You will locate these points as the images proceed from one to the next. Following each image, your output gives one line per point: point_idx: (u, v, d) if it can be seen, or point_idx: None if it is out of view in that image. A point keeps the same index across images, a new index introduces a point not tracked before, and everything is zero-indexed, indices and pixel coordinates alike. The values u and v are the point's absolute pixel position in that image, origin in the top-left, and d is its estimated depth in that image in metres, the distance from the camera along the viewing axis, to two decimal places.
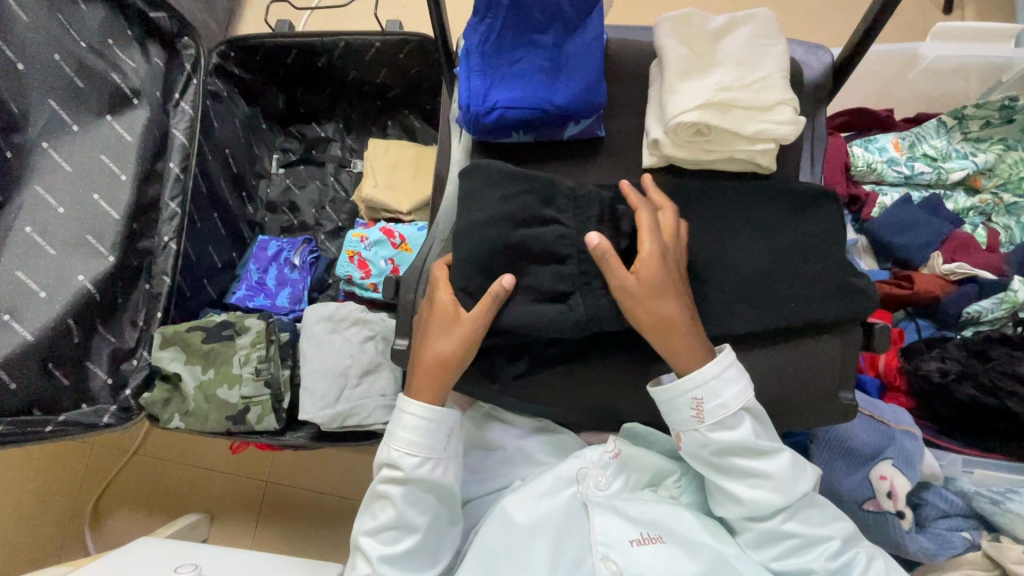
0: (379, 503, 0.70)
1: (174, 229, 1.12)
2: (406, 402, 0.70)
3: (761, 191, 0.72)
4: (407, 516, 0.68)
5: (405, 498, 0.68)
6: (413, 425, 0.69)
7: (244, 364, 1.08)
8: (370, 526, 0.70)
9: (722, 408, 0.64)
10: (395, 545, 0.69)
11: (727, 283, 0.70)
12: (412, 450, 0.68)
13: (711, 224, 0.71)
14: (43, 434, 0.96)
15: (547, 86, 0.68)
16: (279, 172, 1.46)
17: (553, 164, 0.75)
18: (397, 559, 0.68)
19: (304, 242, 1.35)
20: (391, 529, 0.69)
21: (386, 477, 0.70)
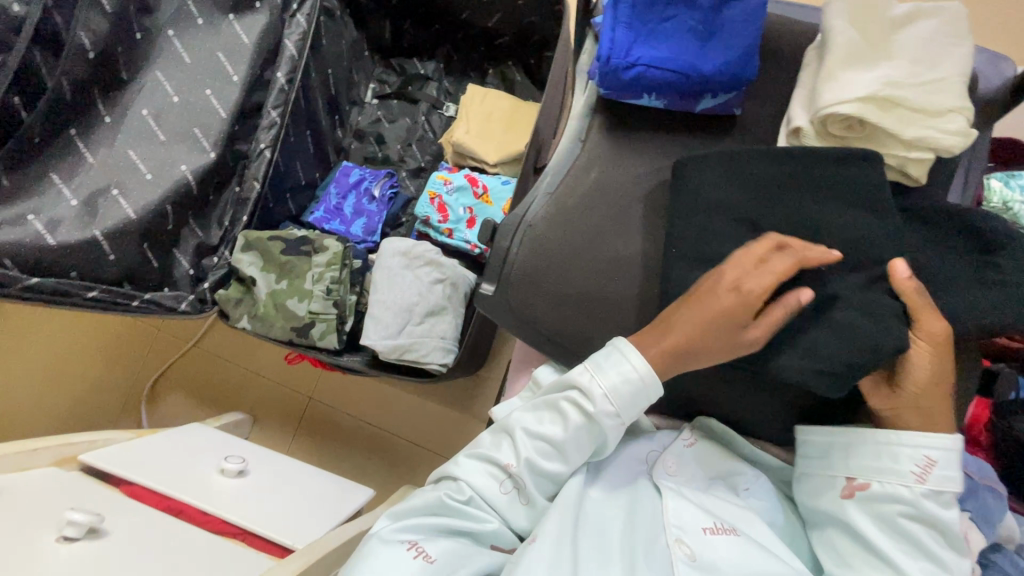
0: (548, 412, 0.67)
1: (271, 138, 1.15)
2: (628, 349, 0.62)
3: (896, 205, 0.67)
4: (569, 444, 0.65)
5: (577, 430, 0.64)
6: (626, 382, 0.62)
7: (317, 281, 1.11)
8: (531, 428, 0.67)
9: (948, 480, 0.61)
10: (541, 460, 0.66)
11: None
12: (611, 398, 0.62)
13: None
14: (130, 308, 0.99)
15: (695, 51, 0.65)
16: (373, 102, 1.47)
17: (678, 136, 0.71)
18: (539, 472, 0.66)
19: (387, 176, 1.36)
20: (547, 445, 0.66)
21: (570, 400, 0.65)
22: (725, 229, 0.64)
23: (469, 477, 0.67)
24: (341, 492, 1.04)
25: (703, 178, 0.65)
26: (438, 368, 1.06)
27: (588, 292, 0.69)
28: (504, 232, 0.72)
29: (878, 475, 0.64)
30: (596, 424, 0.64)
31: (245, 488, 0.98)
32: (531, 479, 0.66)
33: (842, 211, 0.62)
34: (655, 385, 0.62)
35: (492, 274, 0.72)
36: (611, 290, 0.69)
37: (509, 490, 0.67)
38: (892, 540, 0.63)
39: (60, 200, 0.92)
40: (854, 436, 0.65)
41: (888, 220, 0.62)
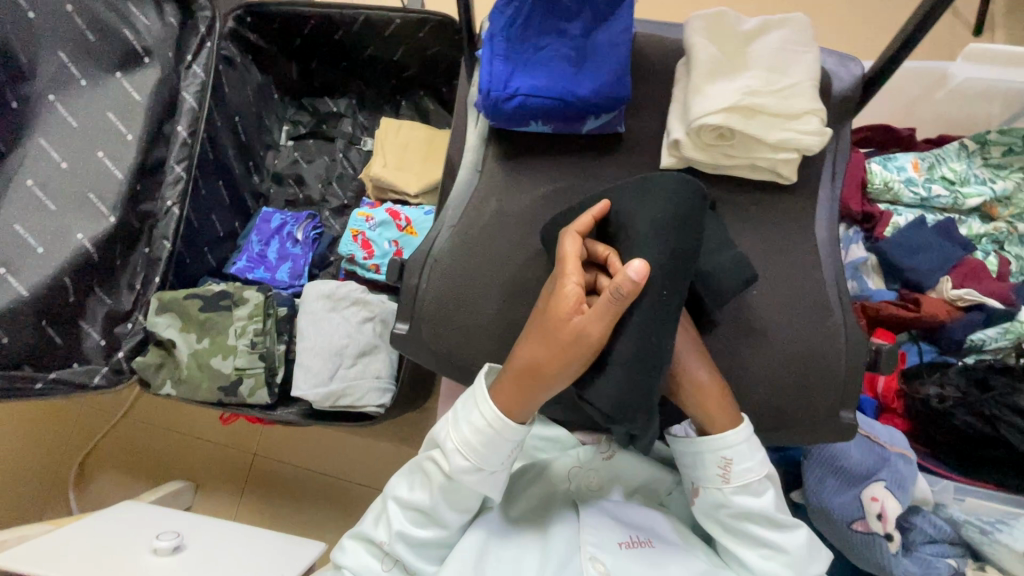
0: (418, 476, 0.67)
1: (178, 196, 1.12)
2: (479, 398, 0.62)
3: (776, 204, 0.71)
4: (438, 507, 0.65)
5: (443, 491, 0.64)
6: (476, 430, 0.61)
7: (240, 336, 1.07)
8: (403, 496, 0.67)
9: (747, 472, 0.64)
10: (416, 528, 0.66)
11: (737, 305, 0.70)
12: (465, 451, 0.62)
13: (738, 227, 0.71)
14: (30, 391, 0.95)
15: (571, 77, 0.67)
16: (288, 144, 1.45)
17: (570, 157, 0.73)
18: (416, 542, 0.66)
19: (309, 218, 1.34)
20: (419, 513, 0.66)
21: (432, 460, 0.65)
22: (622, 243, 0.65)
23: (351, 561, 0.67)
24: (287, 552, 1.00)
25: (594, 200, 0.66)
26: (376, 409, 1.04)
27: (500, 319, 0.70)
28: (412, 269, 0.72)
29: (699, 481, 0.66)
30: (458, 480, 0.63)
31: (181, 563, 0.92)
32: (407, 552, 0.66)
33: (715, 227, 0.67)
34: (509, 421, 0.61)
35: (403, 312, 0.72)
36: (522, 315, 0.69)
37: (391, 566, 0.67)
38: (733, 535, 0.66)
39: None
40: (676, 450, 0.67)
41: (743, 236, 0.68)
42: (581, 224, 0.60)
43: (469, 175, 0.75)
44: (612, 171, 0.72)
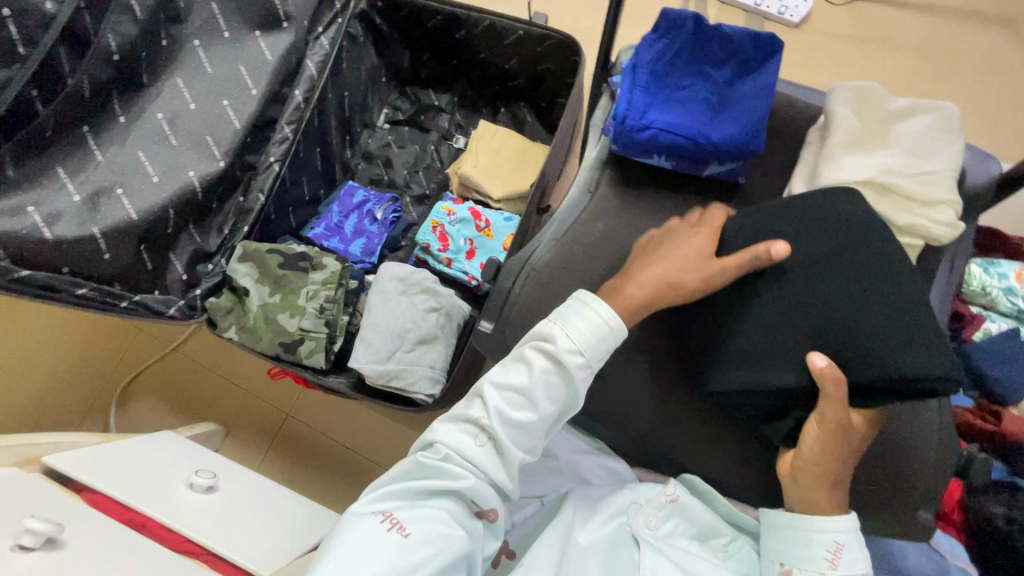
0: (514, 363, 0.67)
1: (281, 153, 1.18)
2: (594, 301, 0.64)
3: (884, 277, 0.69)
4: (538, 391, 0.64)
5: (543, 376, 0.64)
6: (586, 321, 0.63)
7: (311, 299, 1.10)
8: (499, 379, 0.66)
9: (856, 565, 0.63)
10: (513, 411, 0.65)
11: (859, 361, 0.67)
12: (576, 339, 0.63)
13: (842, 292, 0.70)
14: (117, 309, 0.96)
15: (705, 120, 0.68)
16: (384, 126, 1.50)
17: (684, 197, 0.74)
18: (510, 425, 0.65)
19: (391, 200, 1.38)
20: (517, 396, 0.65)
21: (534, 348, 0.65)
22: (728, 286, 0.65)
23: (442, 436, 0.66)
24: (313, 522, 1.01)
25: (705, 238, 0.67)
26: (423, 399, 1.04)
27: None
28: (508, 273, 0.73)
29: (799, 561, 0.64)
30: (561, 368, 0.64)
31: (214, 506, 0.93)
32: (501, 430, 0.64)
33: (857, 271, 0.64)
34: (621, 322, 0.64)
35: (492, 312, 0.73)
36: None
37: (484, 443, 0.66)
38: None
39: (62, 194, 0.90)
40: (778, 525, 0.66)
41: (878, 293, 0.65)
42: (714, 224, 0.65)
43: (580, 196, 0.76)
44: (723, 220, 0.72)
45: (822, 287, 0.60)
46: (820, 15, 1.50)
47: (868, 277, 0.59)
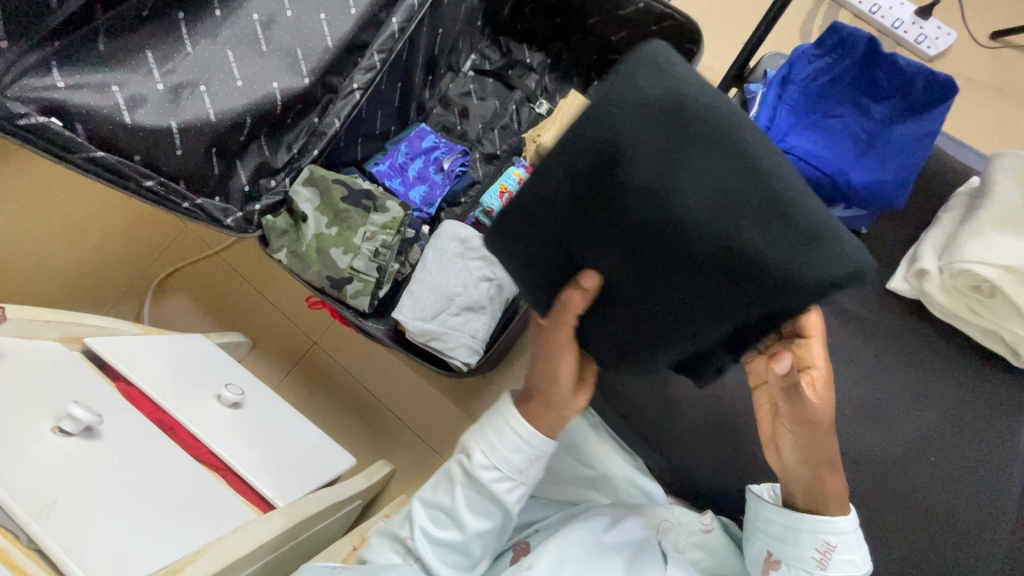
0: (440, 482, 0.75)
1: (366, 81, 1.12)
2: (508, 414, 0.71)
3: (668, 122, 0.48)
4: (460, 508, 0.72)
5: (464, 493, 0.72)
6: (505, 442, 0.70)
7: (367, 240, 1.07)
8: (425, 498, 0.75)
9: (847, 562, 0.67)
10: (440, 527, 0.73)
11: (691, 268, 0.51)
12: (488, 457, 0.71)
13: (697, 183, 0.48)
14: (178, 208, 0.95)
15: (850, 154, 0.78)
16: (467, 73, 1.43)
17: None
18: (436, 540, 0.73)
19: (460, 153, 1.34)
20: (446, 513, 0.73)
21: (460, 469, 0.73)
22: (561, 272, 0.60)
23: (375, 554, 0.75)
24: (326, 455, 1.02)
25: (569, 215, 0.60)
26: (459, 365, 1.02)
27: None
28: None
29: (789, 556, 0.69)
30: (480, 484, 0.71)
31: (238, 421, 0.94)
32: (432, 546, 0.73)
33: (627, 183, 0.49)
34: (535, 431, 0.70)
35: None
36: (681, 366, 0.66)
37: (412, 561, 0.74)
38: None
39: (146, 79, 0.86)
40: (765, 517, 0.71)
41: (666, 185, 0.48)
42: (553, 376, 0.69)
43: None
44: None
45: (590, 246, 0.55)
46: (961, 53, 1.37)
47: (620, 243, 0.53)
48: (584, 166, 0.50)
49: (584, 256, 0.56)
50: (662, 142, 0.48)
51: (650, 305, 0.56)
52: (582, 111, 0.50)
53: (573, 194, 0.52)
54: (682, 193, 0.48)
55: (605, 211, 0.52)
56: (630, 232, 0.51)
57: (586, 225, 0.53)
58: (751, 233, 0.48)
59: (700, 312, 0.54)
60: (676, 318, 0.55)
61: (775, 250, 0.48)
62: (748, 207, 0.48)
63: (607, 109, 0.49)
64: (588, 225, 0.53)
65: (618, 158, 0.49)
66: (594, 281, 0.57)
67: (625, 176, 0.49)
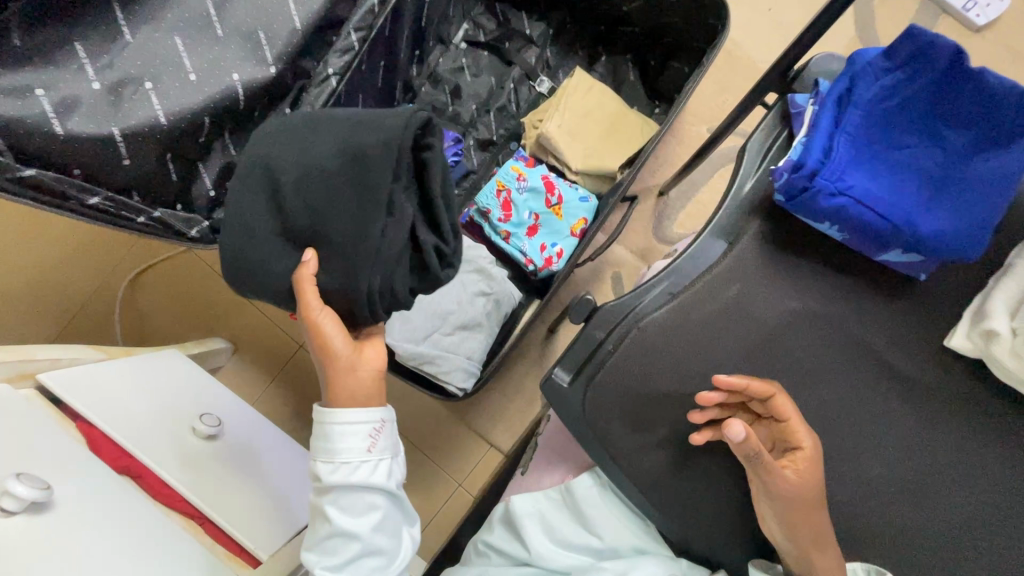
0: (315, 517, 0.74)
1: (342, 65, 0.98)
2: (325, 414, 0.72)
3: (316, 124, 0.72)
4: (344, 526, 0.71)
5: (336, 513, 0.71)
6: (342, 438, 0.71)
7: None
8: (309, 540, 0.74)
9: None
10: (339, 552, 0.72)
11: (337, 203, 0.68)
12: (328, 466, 0.71)
13: (294, 145, 0.71)
14: (133, 225, 0.84)
15: (917, 202, 0.52)
16: (459, 46, 1.28)
17: (847, 280, 0.58)
18: (345, 565, 0.72)
19: (453, 141, 1.21)
20: (339, 538, 0.72)
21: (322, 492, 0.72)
22: (289, 254, 0.72)
23: None
24: None
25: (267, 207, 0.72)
26: (454, 389, 0.95)
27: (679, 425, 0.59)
28: (606, 321, 0.61)
29: None
30: (347, 494, 0.71)
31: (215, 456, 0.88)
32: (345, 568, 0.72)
33: (293, 166, 0.70)
34: (355, 402, 0.73)
35: (570, 361, 0.61)
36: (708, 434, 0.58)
37: None
38: None
39: (79, 78, 0.73)
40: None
41: (293, 154, 0.71)
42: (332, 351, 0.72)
43: (715, 242, 0.61)
44: (883, 318, 0.58)
45: (298, 213, 0.70)
46: (1011, 25, 1.23)
47: (299, 203, 0.70)
48: (286, 166, 0.70)
49: (300, 228, 0.71)
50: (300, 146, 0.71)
51: (372, 224, 0.67)
52: (252, 164, 0.72)
53: (251, 180, 0.71)
54: (317, 147, 0.70)
55: (274, 184, 0.71)
56: (325, 200, 0.68)
57: (265, 201, 0.72)
58: (364, 139, 0.67)
59: (367, 201, 0.67)
60: (312, 222, 0.69)
61: (371, 142, 0.67)
62: (345, 133, 0.70)
63: (268, 138, 0.74)
64: (266, 200, 0.72)
65: (270, 165, 0.71)
66: (310, 254, 0.71)
67: (282, 166, 0.70)
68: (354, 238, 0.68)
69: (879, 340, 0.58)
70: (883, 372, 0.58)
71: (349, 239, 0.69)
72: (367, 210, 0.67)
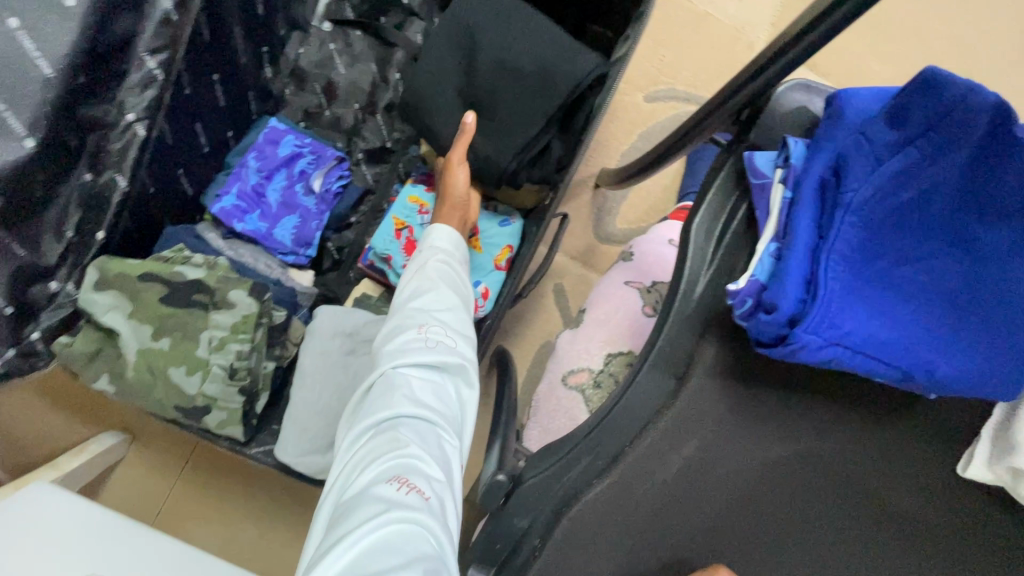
0: (418, 284, 0.65)
1: (146, 106, 0.70)
2: (442, 224, 0.75)
3: (501, 18, 0.83)
4: (446, 297, 0.64)
5: (443, 281, 0.66)
6: (442, 259, 0.69)
7: (215, 351, 0.76)
8: (411, 297, 0.64)
9: None
10: (442, 312, 0.63)
11: (513, 88, 0.82)
12: (438, 250, 0.70)
13: (474, 44, 0.83)
14: None
15: (945, 336, 0.35)
16: (323, 26, 1.00)
17: (835, 410, 0.44)
18: (444, 333, 0.60)
19: (334, 161, 0.97)
20: (433, 337, 0.59)
21: (411, 306, 0.63)
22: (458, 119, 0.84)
23: (396, 355, 0.58)
24: None
25: (465, 62, 0.84)
26: None
27: None
28: (525, 505, 0.45)
29: None
30: (453, 271, 0.69)
31: None
32: (423, 393, 0.56)
33: (466, 64, 0.84)
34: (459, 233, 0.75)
35: (487, 559, 0.47)
36: None
37: (435, 344, 0.59)
38: None
39: None
40: None
41: (462, 52, 0.84)
42: (455, 195, 0.80)
43: (660, 379, 0.45)
44: (888, 450, 0.44)
45: (476, 84, 0.83)
46: None
47: (480, 85, 0.83)
48: (455, 59, 0.84)
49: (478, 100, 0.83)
50: (462, 57, 0.84)
51: (539, 115, 0.81)
52: (440, 52, 0.84)
53: (456, 60, 0.84)
54: (490, 43, 0.83)
55: (437, 86, 0.84)
56: (492, 83, 0.82)
57: (443, 90, 0.84)
58: (528, 49, 0.81)
59: (536, 79, 0.81)
60: (491, 90, 0.82)
61: (541, 52, 0.82)
62: (511, 33, 0.82)
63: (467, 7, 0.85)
64: (444, 74, 0.84)
65: (467, 47, 0.84)
66: (472, 117, 0.81)
67: (465, 49, 0.84)
68: (520, 116, 0.82)
69: (888, 480, 0.44)
70: (897, 523, 0.44)
71: (506, 129, 0.82)
72: (547, 93, 0.81)
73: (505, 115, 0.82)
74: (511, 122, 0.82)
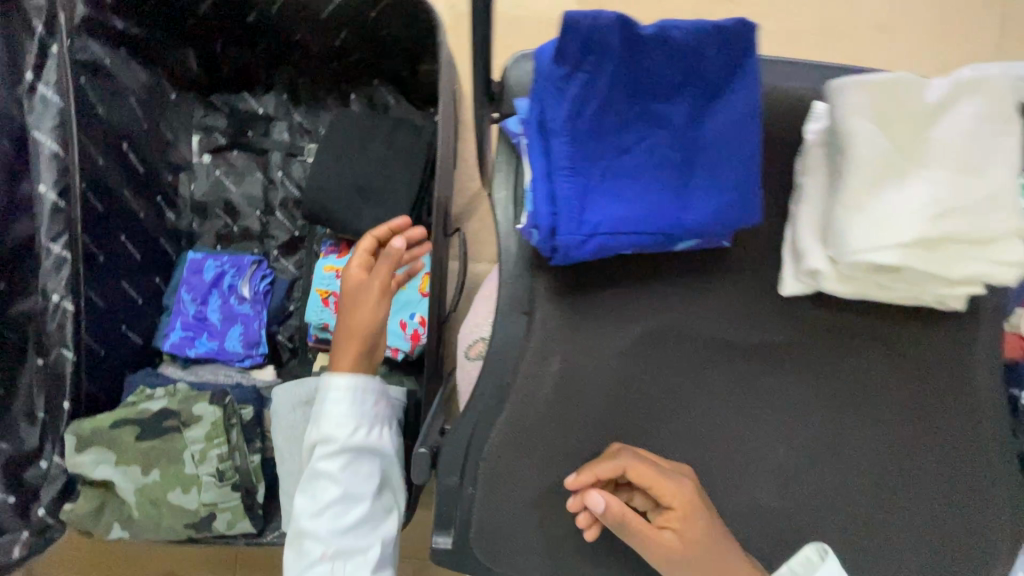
0: (316, 485, 0.70)
1: (67, 283, 0.79)
2: (334, 385, 0.71)
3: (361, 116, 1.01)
4: (345, 497, 0.70)
5: (344, 474, 0.70)
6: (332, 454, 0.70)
7: (200, 463, 0.84)
8: (315, 497, 0.70)
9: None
10: (342, 517, 0.70)
11: (390, 162, 0.98)
12: (330, 437, 0.70)
13: (347, 139, 1.00)
14: None
15: (672, 197, 0.45)
16: (203, 160, 1.11)
17: (658, 286, 0.52)
18: (345, 534, 0.70)
19: (253, 265, 1.06)
20: (337, 561, 0.70)
21: (311, 526, 0.69)
22: (349, 197, 0.98)
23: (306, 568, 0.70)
24: None
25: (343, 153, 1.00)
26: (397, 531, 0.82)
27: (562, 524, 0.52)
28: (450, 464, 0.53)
29: None
30: (352, 455, 0.70)
31: None
32: None
33: (342, 157, 0.99)
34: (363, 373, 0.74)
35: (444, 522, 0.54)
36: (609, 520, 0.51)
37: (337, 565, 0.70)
38: None
39: None
40: None
41: (338, 147, 1.00)
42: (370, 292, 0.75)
43: (514, 321, 0.53)
44: (714, 299, 0.52)
45: (358, 165, 0.99)
46: None
47: (361, 167, 0.99)
48: (334, 155, 0.99)
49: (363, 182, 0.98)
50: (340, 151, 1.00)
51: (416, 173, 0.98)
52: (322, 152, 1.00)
53: (332, 158, 0.99)
54: (359, 135, 1.00)
55: (322, 181, 0.98)
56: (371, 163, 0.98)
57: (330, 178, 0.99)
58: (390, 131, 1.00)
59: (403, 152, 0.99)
60: (371, 171, 0.98)
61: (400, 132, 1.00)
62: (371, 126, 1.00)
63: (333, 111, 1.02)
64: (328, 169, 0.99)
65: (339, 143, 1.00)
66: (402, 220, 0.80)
67: (337, 145, 1.00)
68: (399, 176, 0.98)
69: (724, 323, 0.52)
70: (744, 352, 0.53)
71: (393, 193, 0.97)
72: (415, 156, 0.99)
73: (391, 182, 0.98)
74: (395, 190, 0.97)
